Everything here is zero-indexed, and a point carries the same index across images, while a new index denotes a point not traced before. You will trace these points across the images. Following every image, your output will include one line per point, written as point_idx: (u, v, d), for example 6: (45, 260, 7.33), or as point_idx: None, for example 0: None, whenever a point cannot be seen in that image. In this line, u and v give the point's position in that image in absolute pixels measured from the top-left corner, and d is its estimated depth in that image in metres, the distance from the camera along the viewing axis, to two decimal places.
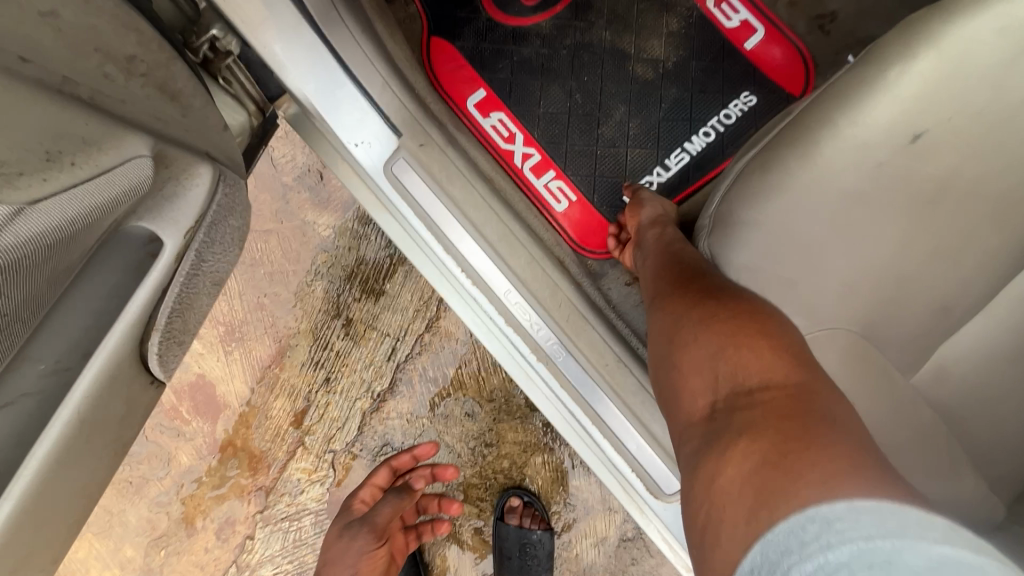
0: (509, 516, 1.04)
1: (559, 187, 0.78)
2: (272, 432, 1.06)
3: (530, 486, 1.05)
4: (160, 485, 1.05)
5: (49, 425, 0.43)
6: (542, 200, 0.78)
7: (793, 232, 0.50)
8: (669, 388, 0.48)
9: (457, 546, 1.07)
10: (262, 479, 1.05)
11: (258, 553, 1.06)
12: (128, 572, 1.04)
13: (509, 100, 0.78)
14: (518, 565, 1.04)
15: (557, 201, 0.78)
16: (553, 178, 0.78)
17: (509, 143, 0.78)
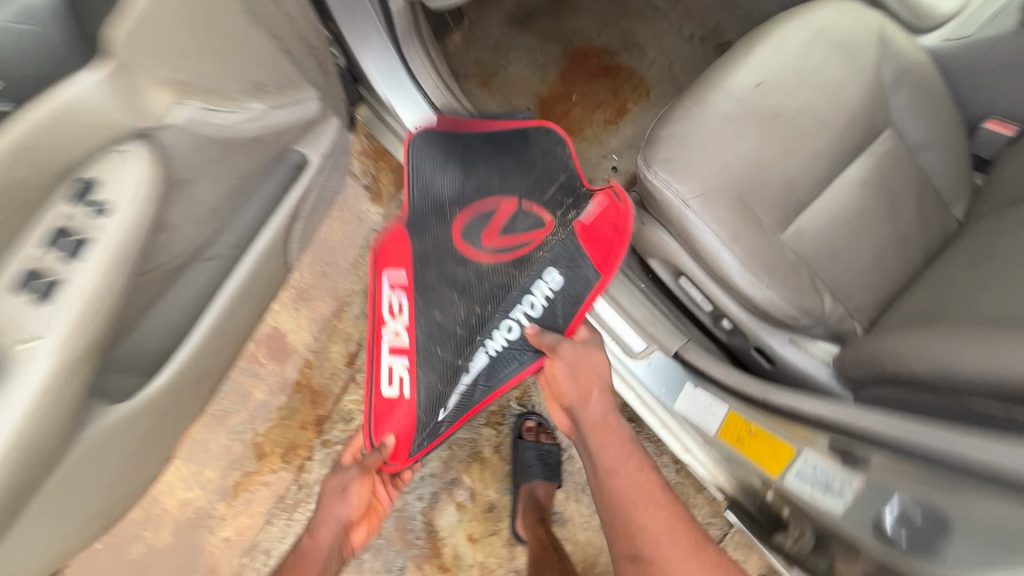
0: (526, 434, 1.27)
1: (400, 374, 0.94)
2: (330, 371, 1.31)
3: (538, 410, 1.30)
4: (238, 417, 1.28)
5: (236, 272, 0.83)
6: (378, 381, 0.94)
7: (683, 135, 0.82)
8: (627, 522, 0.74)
9: (480, 462, 1.27)
10: (320, 410, 1.29)
11: (315, 472, 1.26)
12: (207, 491, 1.24)
13: (419, 295, 0.95)
14: (540, 471, 1.22)
15: (389, 386, 0.94)
16: (399, 363, 0.94)
17: (392, 318, 0.96)
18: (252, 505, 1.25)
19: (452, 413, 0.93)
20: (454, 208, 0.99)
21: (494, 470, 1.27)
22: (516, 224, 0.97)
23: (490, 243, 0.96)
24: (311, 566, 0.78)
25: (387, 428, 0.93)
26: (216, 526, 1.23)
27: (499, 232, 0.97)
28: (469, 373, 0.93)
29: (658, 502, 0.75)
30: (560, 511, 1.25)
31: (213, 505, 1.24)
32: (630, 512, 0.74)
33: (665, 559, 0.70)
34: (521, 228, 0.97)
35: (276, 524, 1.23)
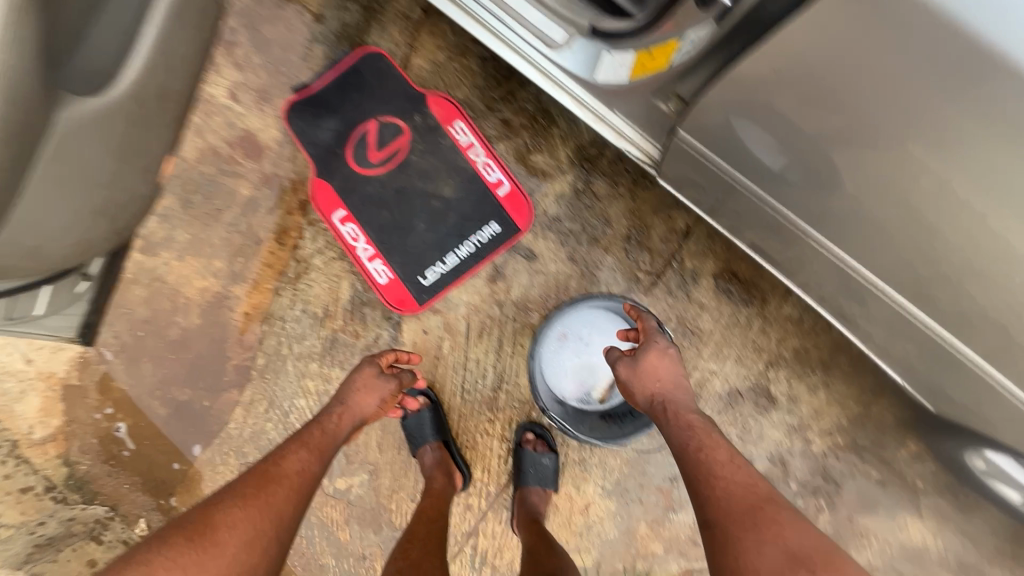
0: (525, 443, 1.34)
1: (381, 268, 1.39)
2: (303, 161, 1.42)
3: (510, 163, 1.39)
4: (231, 213, 1.42)
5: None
6: (372, 277, 1.39)
7: None
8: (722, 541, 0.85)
9: (471, 222, 1.39)
10: (302, 195, 1.41)
11: (309, 249, 1.41)
12: (220, 279, 1.42)
13: (357, 214, 1.40)
14: (534, 478, 1.31)
15: (380, 278, 1.39)
16: (379, 263, 1.39)
17: (354, 241, 1.39)
18: (262, 284, 1.42)
19: (438, 275, 1.39)
20: (339, 146, 1.41)
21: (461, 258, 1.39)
22: (384, 136, 1.41)
23: (377, 158, 1.40)
24: (329, 438, 1.11)
25: (393, 298, 1.39)
26: (236, 305, 1.41)
27: (377, 148, 1.40)
28: (444, 263, 1.39)
29: (724, 480, 0.93)
30: (531, 249, 1.38)
31: (228, 288, 1.42)
32: (701, 482, 0.94)
33: (728, 524, 0.86)
34: (389, 136, 1.41)
35: (284, 295, 1.41)
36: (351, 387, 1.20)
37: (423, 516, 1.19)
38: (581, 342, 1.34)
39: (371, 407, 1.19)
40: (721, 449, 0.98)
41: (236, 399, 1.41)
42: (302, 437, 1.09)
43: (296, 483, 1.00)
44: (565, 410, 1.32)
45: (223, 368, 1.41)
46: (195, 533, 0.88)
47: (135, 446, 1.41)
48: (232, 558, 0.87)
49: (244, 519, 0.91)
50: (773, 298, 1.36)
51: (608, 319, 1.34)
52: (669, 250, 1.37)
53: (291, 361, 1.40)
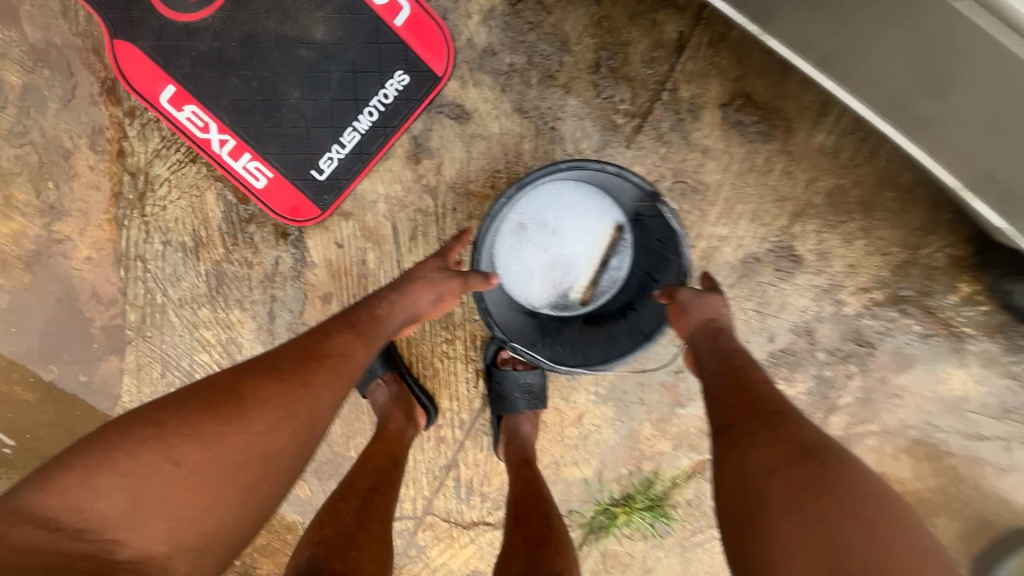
0: (503, 364, 1.09)
1: (256, 166, 0.97)
2: (86, 14, 0.91)
3: None
4: (9, 116, 0.95)
5: None
6: (245, 182, 0.98)
7: None
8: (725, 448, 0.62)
9: (366, 75, 0.94)
10: (104, 72, 0.93)
11: (142, 154, 0.97)
12: (32, 216, 1.00)
13: (196, 91, 0.93)
14: (525, 401, 1.08)
15: (257, 181, 0.98)
16: (249, 160, 0.97)
17: (203, 131, 0.95)
18: (95, 216, 1.00)
19: (337, 166, 0.98)
20: None
21: (365, 132, 0.96)
22: None
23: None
24: (385, 320, 0.79)
25: (284, 206, 0.99)
26: (70, 249, 1.02)
27: None
28: (342, 146, 0.97)
29: (746, 389, 0.67)
30: (460, 104, 0.96)
31: (50, 228, 1.01)
32: (719, 388, 0.69)
33: (741, 429, 0.63)
34: None
35: (132, 225, 1.01)
36: (409, 274, 0.85)
37: (375, 460, 0.93)
38: (546, 235, 0.99)
39: (428, 302, 0.83)
40: (752, 364, 0.74)
41: (119, 368, 1.09)
42: (349, 316, 0.77)
43: (341, 369, 0.70)
44: (526, 340, 0.98)
45: (86, 333, 1.07)
46: (213, 400, 0.61)
47: (15, 441, 1.12)
48: (252, 447, 0.60)
49: (280, 397, 0.63)
50: (801, 125, 0.99)
51: (577, 199, 0.99)
52: (656, 77, 0.95)
53: (173, 310, 1.05)
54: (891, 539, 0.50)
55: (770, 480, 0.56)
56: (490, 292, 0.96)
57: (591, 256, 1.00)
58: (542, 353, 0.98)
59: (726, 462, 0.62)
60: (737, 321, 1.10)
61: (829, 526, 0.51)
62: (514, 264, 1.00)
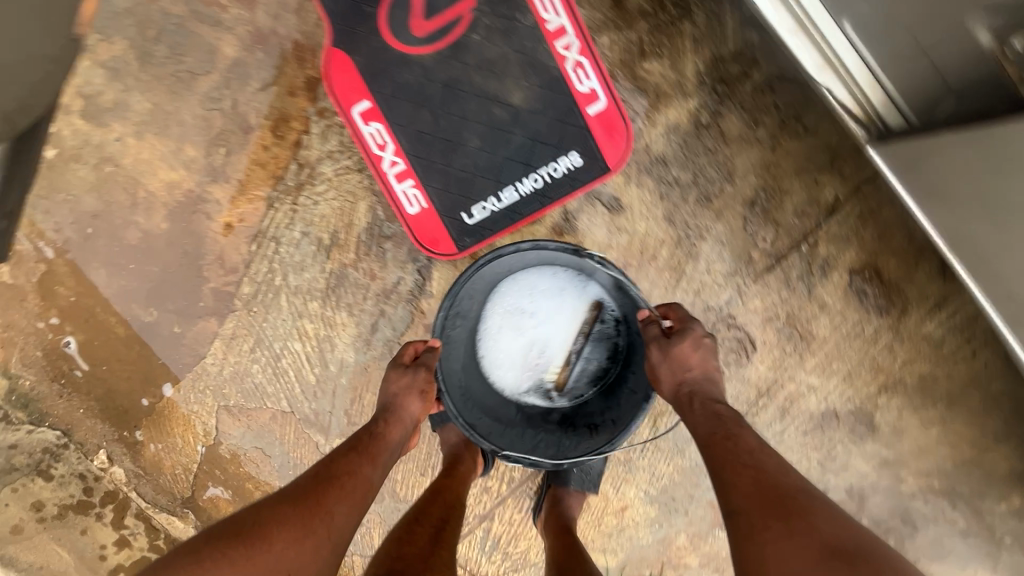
0: None
1: (414, 194, 1.02)
2: (315, 17, 0.98)
3: (612, 69, 0.97)
4: (210, 80, 1.01)
5: None
6: (399, 204, 1.02)
7: None
8: (740, 537, 0.64)
9: (544, 147, 1.00)
10: (311, 70, 0.99)
11: (315, 150, 1.02)
12: (193, 173, 1.05)
13: (387, 113, 1.00)
14: (580, 477, 1.10)
15: (410, 207, 1.02)
16: (411, 186, 1.02)
17: (380, 149, 1.00)
18: (250, 190, 1.05)
19: (487, 216, 1.03)
20: (371, 7, 0.96)
21: (523, 195, 1.02)
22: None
23: (420, 31, 0.96)
24: (382, 446, 0.85)
25: (425, 236, 1.04)
26: (215, 212, 1.06)
27: (424, 16, 0.96)
28: (499, 199, 1.02)
29: (749, 467, 0.71)
30: (617, 197, 1.02)
31: (204, 189, 1.05)
32: (722, 467, 0.73)
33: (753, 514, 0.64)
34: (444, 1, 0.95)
35: (280, 209, 1.05)
36: (384, 390, 0.93)
37: (436, 513, 0.91)
38: (523, 326, 1.03)
39: (419, 404, 0.92)
40: (746, 434, 0.77)
41: (214, 331, 1.12)
42: (351, 442, 0.85)
43: (358, 488, 0.77)
44: (525, 443, 0.98)
45: (198, 290, 1.10)
46: (235, 536, 0.67)
47: (90, 366, 1.14)
48: (280, 564, 0.66)
49: (275, 526, 0.68)
50: (916, 311, 1.04)
51: (518, 292, 1.03)
52: (802, 229, 1.02)
53: (285, 295, 1.09)
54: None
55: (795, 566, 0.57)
56: (471, 402, 0.99)
57: (566, 335, 1.03)
58: (547, 450, 0.98)
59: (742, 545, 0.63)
60: (799, 466, 1.13)
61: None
62: (498, 361, 1.03)
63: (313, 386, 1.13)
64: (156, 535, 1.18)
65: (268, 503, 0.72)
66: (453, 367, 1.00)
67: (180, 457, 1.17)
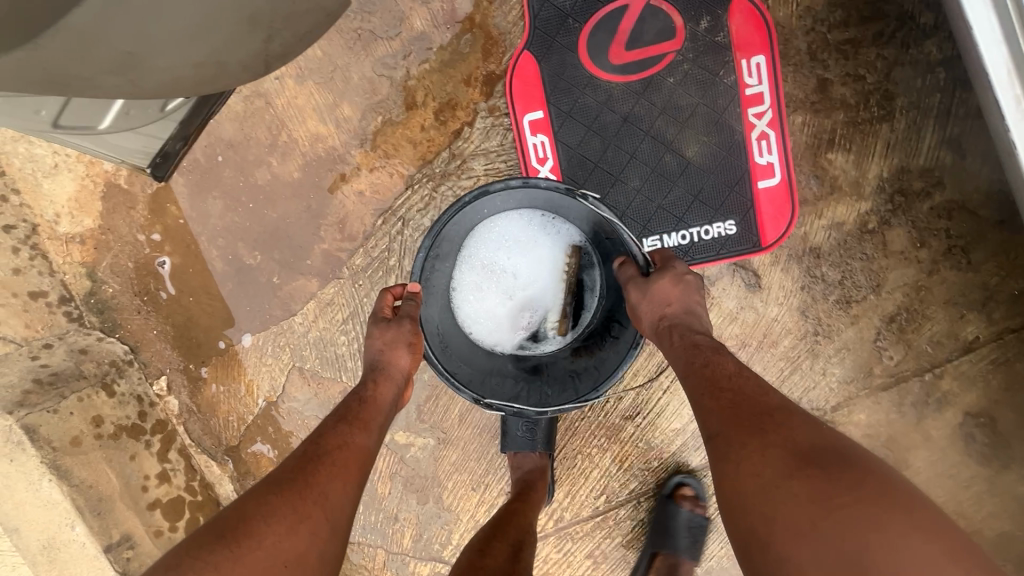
0: (683, 500, 1.07)
1: None
2: (515, 15, 0.95)
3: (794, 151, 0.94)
4: (389, 47, 0.97)
5: None
6: None
7: None
8: (725, 476, 0.60)
9: (701, 207, 0.97)
10: (494, 66, 0.96)
11: (473, 145, 0.99)
12: (342, 132, 1.02)
13: (557, 130, 0.97)
14: (688, 542, 1.06)
15: None
16: None
17: (538, 163, 0.98)
18: (393, 165, 1.02)
19: None
20: (576, 22, 0.93)
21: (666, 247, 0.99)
22: (644, 34, 0.92)
23: (617, 59, 0.93)
24: (375, 412, 0.76)
25: None
26: (350, 176, 1.03)
27: (625, 46, 0.93)
28: None
29: (726, 400, 0.66)
30: (758, 276, 0.99)
31: (348, 151, 1.02)
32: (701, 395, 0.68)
33: (735, 452, 0.60)
34: (650, 36, 0.92)
35: (418, 192, 1.02)
36: (368, 349, 0.83)
37: (508, 538, 0.91)
38: (506, 281, 0.96)
39: (408, 358, 0.83)
40: (724, 358, 0.71)
41: (312, 292, 1.09)
42: (338, 410, 0.76)
43: (351, 459, 0.69)
44: (507, 393, 0.93)
45: (308, 248, 1.07)
46: (226, 535, 0.58)
47: (178, 292, 1.11)
48: (275, 552, 0.58)
49: (271, 512, 0.61)
50: (1018, 471, 1.01)
51: (494, 243, 0.96)
52: (931, 358, 0.99)
53: (395, 277, 1.06)
54: (901, 538, 0.48)
55: (784, 510, 0.53)
56: (452, 358, 0.93)
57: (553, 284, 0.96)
58: (530, 400, 0.93)
59: (724, 476, 0.60)
60: None
61: (840, 541, 0.49)
62: (480, 315, 0.97)
63: None
64: (194, 475, 1.13)
65: (250, 500, 0.62)
66: (431, 319, 0.94)
67: (238, 404, 1.14)
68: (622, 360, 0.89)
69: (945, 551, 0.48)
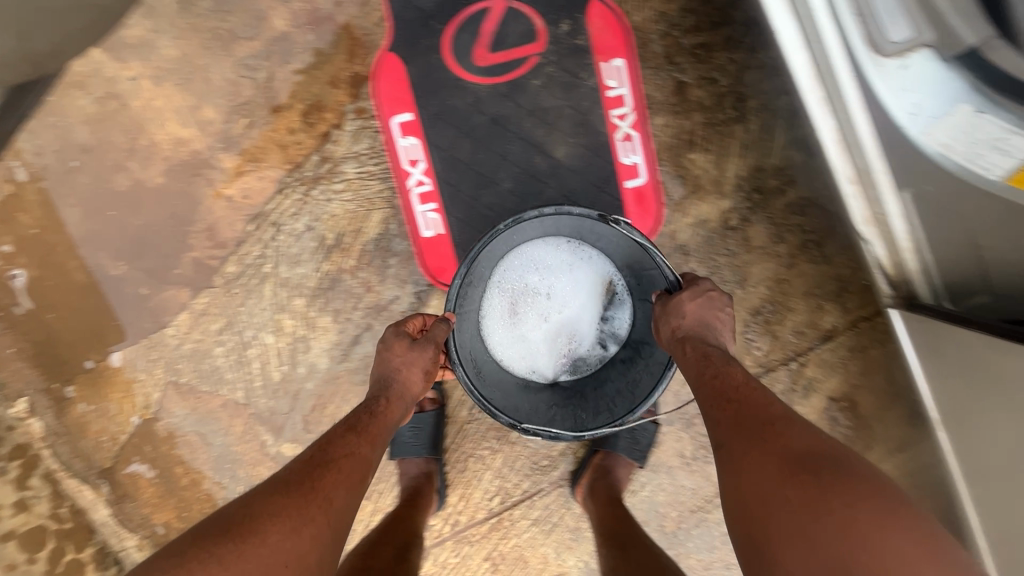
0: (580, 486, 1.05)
1: (433, 218, 0.99)
2: (378, 16, 0.94)
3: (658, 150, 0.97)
4: (250, 48, 0.95)
5: None
6: (416, 225, 0.99)
7: None
8: (730, 483, 0.58)
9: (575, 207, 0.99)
10: (359, 67, 0.95)
11: (342, 148, 0.98)
12: (206, 135, 0.98)
13: (428, 132, 0.96)
14: (625, 446, 1.05)
15: (426, 230, 0.99)
16: (432, 210, 0.98)
17: (410, 165, 0.97)
18: (262, 168, 0.99)
19: None
20: (439, 24, 0.93)
21: None
22: (507, 36, 0.93)
23: (482, 61, 0.94)
24: (385, 429, 0.73)
25: (433, 261, 1.00)
26: (218, 181, 1.00)
27: (489, 49, 0.93)
28: None
29: (735, 408, 0.63)
30: None
31: (213, 154, 0.98)
32: (711, 405, 0.66)
33: (739, 460, 0.58)
34: (513, 39, 0.93)
35: (289, 196, 1.00)
36: (382, 361, 0.79)
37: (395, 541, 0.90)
38: (541, 305, 0.97)
39: (421, 383, 0.79)
40: (734, 369, 0.68)
41: (183, 302, 1.04)
42: (348, 418, 0.73)
43: (356, 470, 0.67)
44: (543, 417, 0.90)
45: (177, 256, 1.02)
46: (226, 537, 0.55)
47: (35, 307, 1.04)
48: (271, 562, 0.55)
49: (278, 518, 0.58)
50: (879, 450, 1.07)
51: (524, 275, 0.96)
52: (795, 346, 1.04)
53: (271, 284, 1.03)
54: (897, 551, 0.46)
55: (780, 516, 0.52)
56: (486, 383, 0.90)
57: (591, 304, 0.96)
58: (564, 424, 0.90)
59: (729, 484, 0.58)
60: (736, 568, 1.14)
61: (838, 550, 0.48)
62: (511, 341, 0.97)
63: (275, 385, 1.07)
64: (61, 502, 1.07)
65: (256, 499, 0.60)
66: (465, 345, 0.90)
67: (110, 424, 1.08)
68: (658, 379, 0.86)
69: (943, 571, 0.46)
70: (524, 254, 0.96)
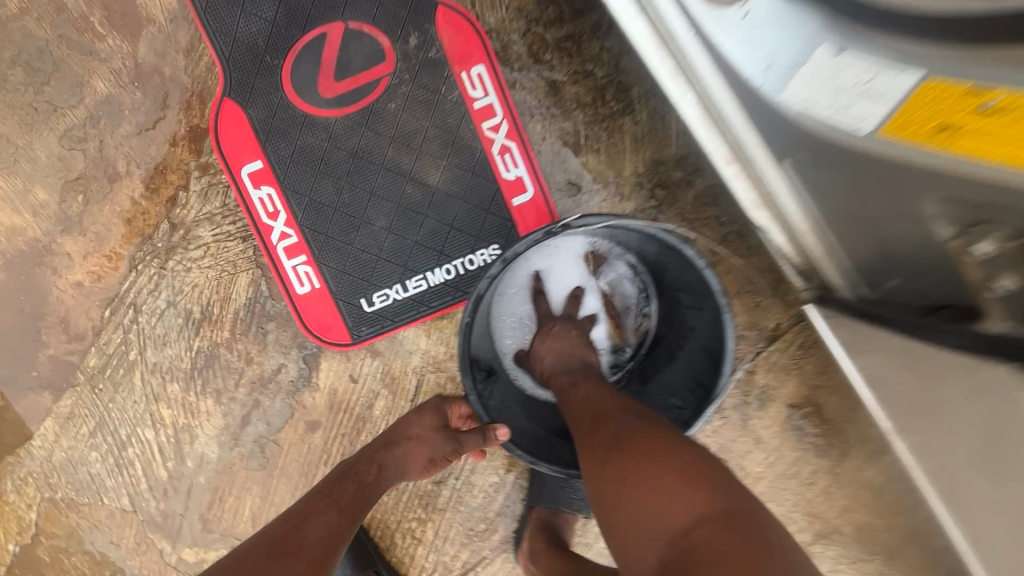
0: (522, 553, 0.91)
1: (306, 272, 0.88)
2: (208, 62, 0.85)
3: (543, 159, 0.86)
4: (73, 117, 0.85)
5: None
6: (289, 283, 0.88)
7: None
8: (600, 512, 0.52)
9: (462, 235, 0.87)
10: (197, 120, 0.86)
11: (192, 211, 0.87)
12: (42, 221, 0.88)
13: (283, 179, 0.86)
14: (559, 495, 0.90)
15: (300, 286, 0.88)
16: (302, 263, 0.87)
17: (270, 218, 0.86)
18: (109, 247, 0.89)
19: (389, 307, 0.89)
20: (273, 59, 0.83)
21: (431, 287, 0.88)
22: (352, 61, 0.84)
23: (329, 92, 0.84)
24: (368, 502, 0.71)
25: (313, 320, 0.89)
26: (63, 268, 0.89)
27: (334, 78, 0.84)
28: (404, 288, 0.89)
29: (598, 437, 0.57)
30: None
31: (53, 240, 0.88)
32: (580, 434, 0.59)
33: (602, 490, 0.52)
34: (359, 62, 0.84)
35: (143, 272, 0.89)
36: (401, 425, 0.81)
37: None
38: None
39: (421, 468, 0.79)
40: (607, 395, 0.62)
41: (46, 407, 0.92)
42: (330, 490, 0.70)
43: (323, 550, 0.61)
44: None
45: (31, 357, 0.91)
46: None
47: None
48: None
49: None
50: (858, 456, 0.92)
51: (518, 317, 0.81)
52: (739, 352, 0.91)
53: (140, 373, 0.91)
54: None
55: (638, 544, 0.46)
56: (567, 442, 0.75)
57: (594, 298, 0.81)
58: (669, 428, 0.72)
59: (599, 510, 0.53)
60: None
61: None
62: None
63: (163, 484, 0.94)
64: None
65: None
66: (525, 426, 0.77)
67: None
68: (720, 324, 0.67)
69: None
70: (502, 294, 0.80)
